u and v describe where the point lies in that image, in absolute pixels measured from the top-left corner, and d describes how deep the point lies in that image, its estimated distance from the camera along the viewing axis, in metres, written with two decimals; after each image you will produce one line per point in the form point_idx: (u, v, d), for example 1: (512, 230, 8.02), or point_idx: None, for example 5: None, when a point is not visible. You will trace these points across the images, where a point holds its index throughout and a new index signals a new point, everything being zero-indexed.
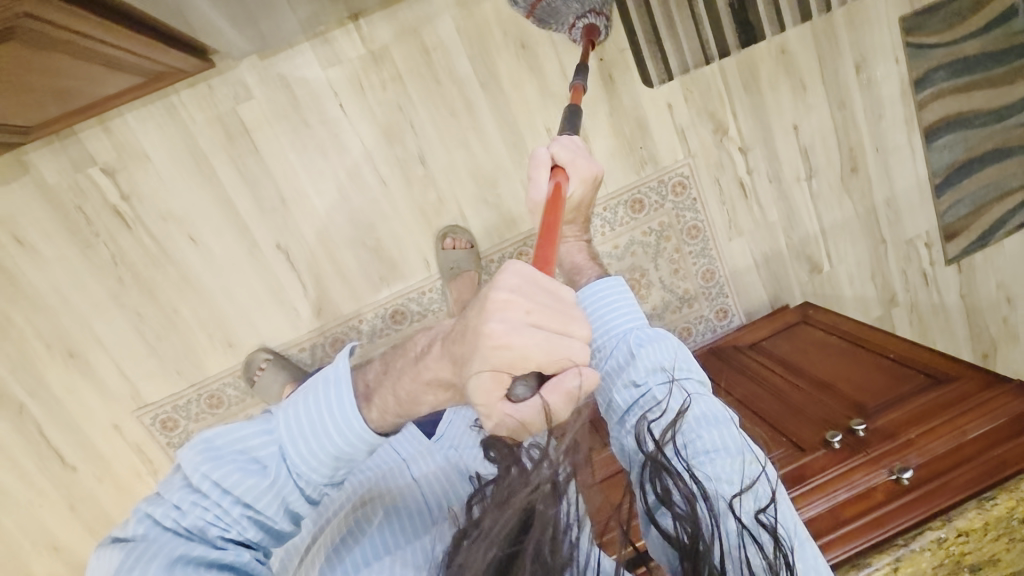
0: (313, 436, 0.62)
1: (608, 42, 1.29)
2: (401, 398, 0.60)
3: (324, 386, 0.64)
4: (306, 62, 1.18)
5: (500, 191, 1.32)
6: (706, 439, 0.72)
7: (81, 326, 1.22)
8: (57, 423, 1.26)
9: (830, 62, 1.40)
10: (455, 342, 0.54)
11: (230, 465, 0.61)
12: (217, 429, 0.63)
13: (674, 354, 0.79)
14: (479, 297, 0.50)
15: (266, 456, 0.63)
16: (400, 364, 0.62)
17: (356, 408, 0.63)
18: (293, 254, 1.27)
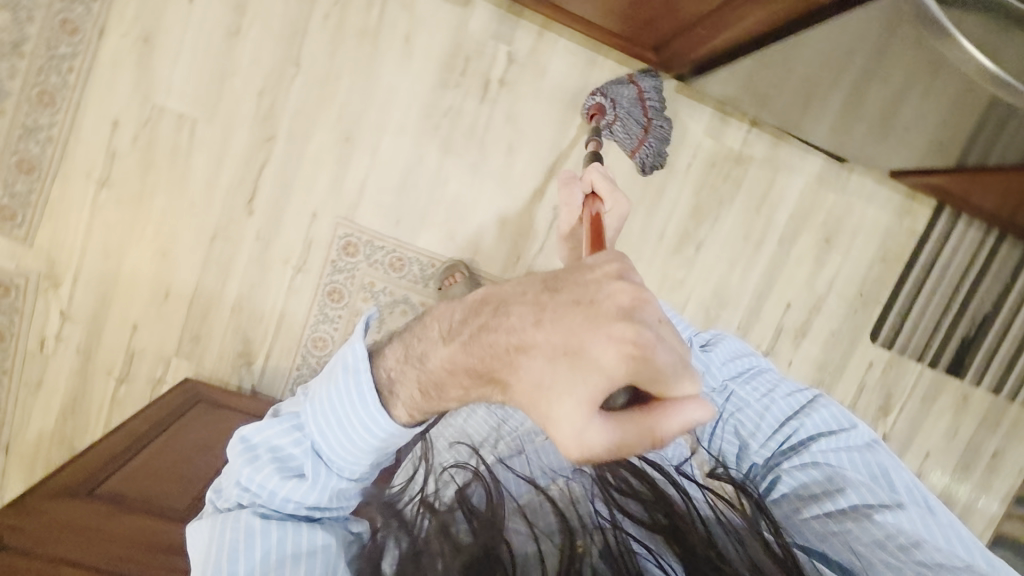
0: (337, 424, 0.69)
1: (874, 288, 1.48)
2: (426, 383, 0.62)
3: (341, 374, 0.69)
4: (698, 118, 1.34)
5: (721, 314, 1.45)
6: (805, 419, 0.75)
7: (376, 127, 1.27)
8: (281, 173, 1.28)
9: (982, 435, 1.61)
10: (505, 329, 0.52)
11: (266, 467, 0.70)
12: (251, 426, 0.73)
13: (737, 368, 0.83)
14: (578, 299, 0.49)
15: (299, 456, 0.72)
16: (419, 347, 0.63)
17: (370, 398, 0.67)
18: (558, 222, 1.35)
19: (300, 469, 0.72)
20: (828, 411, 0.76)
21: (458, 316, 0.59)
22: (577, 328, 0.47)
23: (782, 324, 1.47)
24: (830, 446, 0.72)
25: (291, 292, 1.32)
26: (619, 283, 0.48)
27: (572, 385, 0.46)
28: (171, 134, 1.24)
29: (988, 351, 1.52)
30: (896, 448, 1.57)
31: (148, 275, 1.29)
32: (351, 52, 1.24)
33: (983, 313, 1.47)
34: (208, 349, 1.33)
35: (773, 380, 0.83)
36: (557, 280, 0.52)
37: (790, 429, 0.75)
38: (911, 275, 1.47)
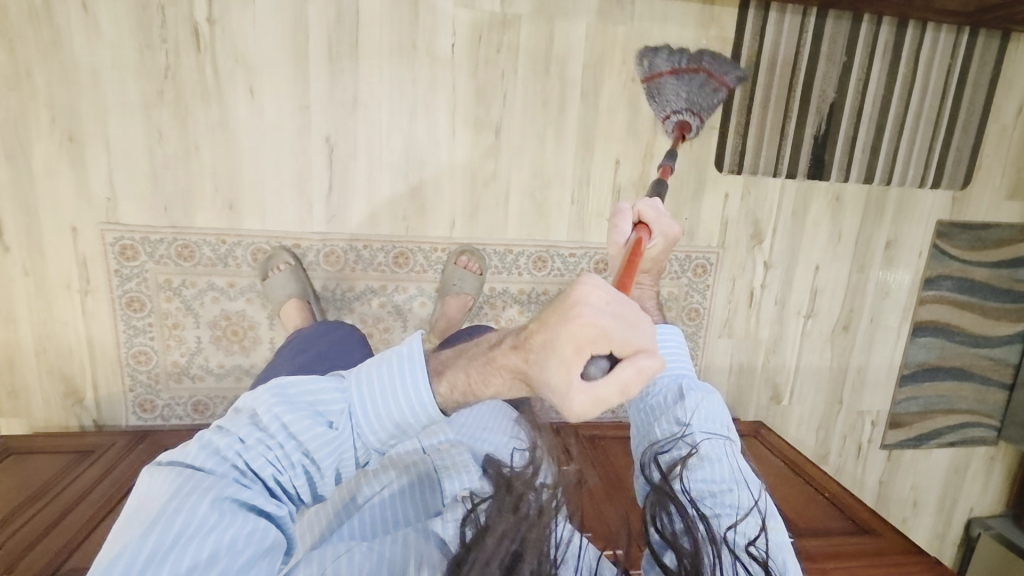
0: (382, 400, 0.61)
1: None
2: (474, 378, 0.58)
3: (394, 357, 0.62)
4: None
5: (549, 194, 1.34)
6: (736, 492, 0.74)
7: (96, 113, 1.14)
8: (18, 196, 1.16)
9: (866, 231, 1.52)
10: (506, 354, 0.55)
11: (301, 413, 0.59)
12: (292, 378, 0.61)
13: (711, 414, 0.82)
14: (555, 309, 0.51)
15: (331, 407, 0.62)
16: (473, 351, 0.60)
17: (426, 382, 0.61)
18: (337, 153, 1.24)
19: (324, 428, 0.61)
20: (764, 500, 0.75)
21: (507, 340, 0.56)
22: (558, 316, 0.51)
23: (619, 184, 1.36)
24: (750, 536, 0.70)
25: (89, 317, 1.24)
26: (579, 282, 0.52)
27: (562, 374, 0.49)
28: None
29: (848, 138, 1.42)
30: (781, 272, 1.49)
31: None
32: (31, 39, 1.09)
33: (829, 104, 1.39)
34: (33, 401, 1.27)
35: (723, 449, 0.78)
36: (547, 297, 0.54)
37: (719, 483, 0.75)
38: (738, 88, 1.34)
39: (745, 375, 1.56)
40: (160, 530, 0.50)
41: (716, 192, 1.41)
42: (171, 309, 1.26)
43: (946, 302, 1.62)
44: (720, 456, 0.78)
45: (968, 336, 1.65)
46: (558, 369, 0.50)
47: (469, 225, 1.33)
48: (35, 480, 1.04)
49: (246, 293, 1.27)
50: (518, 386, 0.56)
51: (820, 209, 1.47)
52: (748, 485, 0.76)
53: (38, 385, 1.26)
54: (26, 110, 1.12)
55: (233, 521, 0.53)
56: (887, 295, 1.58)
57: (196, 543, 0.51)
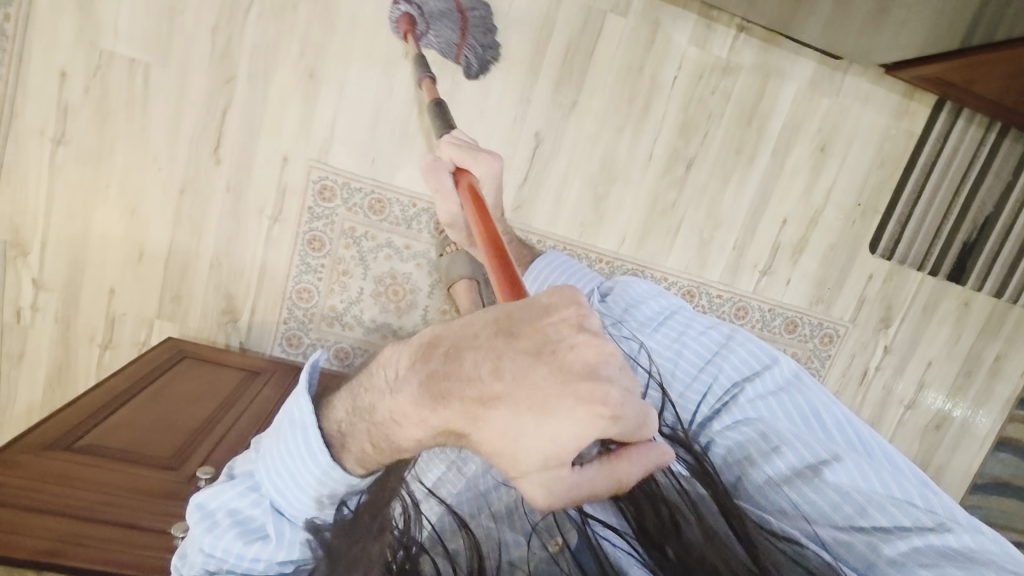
0: (285, 475, 0.65)
1: (872, 198, 1.43)
2: (376, 433, 0.58)
3: (290, 431, 0.65)
4: (684, 27, 1.26)
5: (715, 235, 1.40)
6: (731, 366, 0.82)
7: (342, 59, 1.19)
8: (247, 116, 1.20)
9: (981, 340, 1.59)
10: (462, 377, 0.50)
11: (228, 532, 0.66)
12: (206, 491, 0.69)
13: (664, 328, 0.91)
14: (551, 346, 0.48)
15: (259, 515, 0.67)
16: (367, 400, 0.58)
17: (321, 446, 0.62)
18: (541, 149, 1.29)
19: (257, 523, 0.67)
20: (753, 354, 0.82)
21: (421, 374, 0.53)
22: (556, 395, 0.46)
23: (778, 242, 1.43)
24: (760, 394, 0.76)
25: (270, 244, 1.28)
26: (574, 339, 0.47)
27: (537, 439, 0.47)
28: (126, 81, 1.16)
29: (992, 252, 1.50)
30: (896, 359, 1.56)
31: (120, 234, 1.24)
32: None
33: (985, 216, 1.47)
34: (192, 310, 1.29)
35: (688, 321, 0.92)
36: (513, 320, 0.49)
37: (711, 377, 0.81)
38: (910, 181, 1.42)
39: None
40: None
41: (861, 270, 1.48)
42: (347, 255, 1.30)
43: None
44: (704, 350, 0.86)
45: None
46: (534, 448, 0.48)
47: (636, 245, 1.38)
48: (222, 389, 1.06)
49: (417, 257, 1.32)
50: (440, 443, 0.54)
51: (947, 309, 1.55)
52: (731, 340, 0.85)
53: (201, 295, 1.29)
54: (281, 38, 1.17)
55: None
56: (983, 405, 1.65)
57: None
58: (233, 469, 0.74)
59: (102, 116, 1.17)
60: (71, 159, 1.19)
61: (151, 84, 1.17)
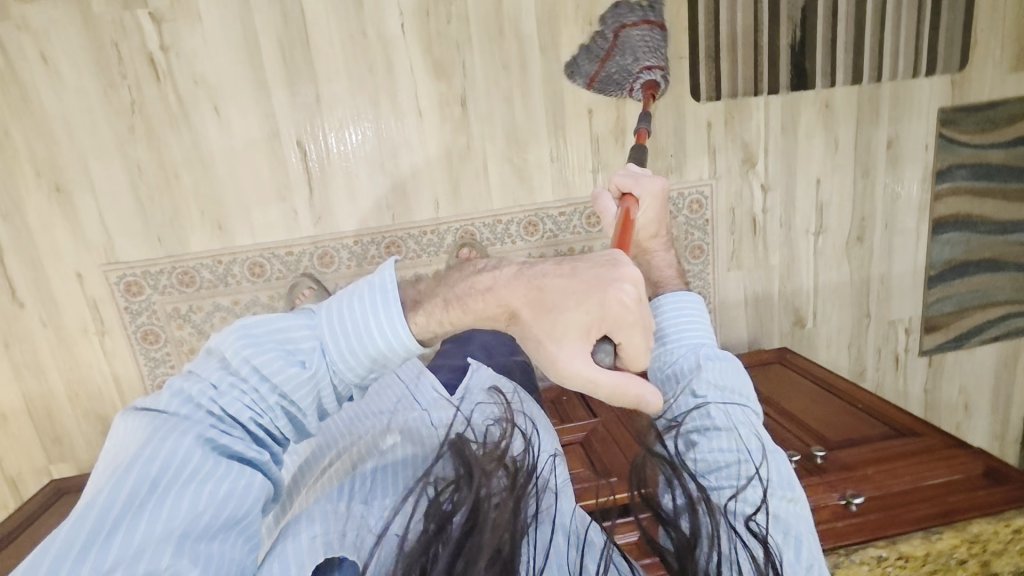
0: (355, 337, 0.63)
1: (670, 46, 1.32)
2: (452, 310, 0.62)
3: (367, 293, 0.64)
4: None
5: (527, 156, 1.32)
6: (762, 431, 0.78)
7: (77, 161, 1.18)
8: (22, 252, 1.21)
9: (863, 134, 1.46)
10: (546, 272, 0.61)
11: (268, 353, 0.60)
12: (258, 318, 0.63)
13: (737, 390, 0.81)
14: (603, 262, 0.61)
15: (299, 356, 0.62)
16: (451, 279, 0.65)
17: (401, 315, 0.63)
18: (311, 155, 1.25)
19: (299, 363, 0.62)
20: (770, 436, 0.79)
21: (514, 267, 0.63)
22: (596, 280, 0.58)
23: (596, 133, 1.34)
24: (760, 490, 0.71)
25: (111, 356, 1.29)
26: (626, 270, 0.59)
27: (576, 310, 0.58)
28: None
29: (827, 40, 1.36)
30: (780, 191, 1.45)
31: None
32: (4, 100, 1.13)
33: (799, 9, 1.33)
34: (76, 444, 1.33)
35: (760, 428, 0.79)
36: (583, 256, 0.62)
37: (748, 454, 0.75)
38: (700, 11, 1.30)
39: (764, 303, 1.52)
40: (132, 479, 0.52)
41: (697, 123, 1.37)
42: (185, 336, 1.30)
43: (964, 192, 1.54)
44: (748, 423, 0.78)
45: (995, 223, 1.56)
46: (566, 327, 0.58)
47: (453, 202, 1.32)
48: None
49: (251, 307, 1.31)
50: (483, 323, 0.62)
51: (809, 119, 1.42)
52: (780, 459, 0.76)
53: (77, 427, 1.32)
54: (12, 169, 1.17)
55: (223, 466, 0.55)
56: (900, 195, 1.51)
57: (175, 495, 0.52)
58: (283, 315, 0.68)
59: None
60: None
61: None
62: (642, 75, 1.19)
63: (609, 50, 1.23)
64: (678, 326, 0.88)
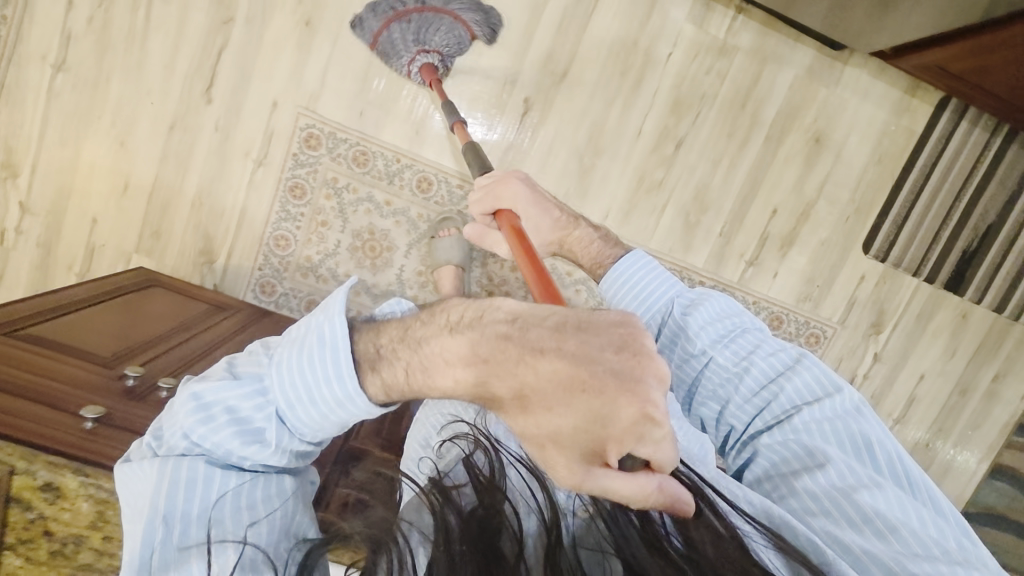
0: (297, 372, 0.61)
1: (867, 196, 1.40)
2: (417, 373, 0.57)
3: (315, 347, 0.60)
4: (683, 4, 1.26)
5: (701, 219, 1.37)
6: (784, 387, 0.73)
7: (337, 9, 1.21)
8: (241, 57, 1.22)
9: (978, 357, 1.52)
10: (525, 342, 0.52)
11: (226, 429, 0.61)
12: (205, 385, 0.62)
13: (721, 326, 0.81)
14: (621, 348, 0.49)
15: (256, 417, 0.62)
16: (420, 333, 0.58)
17: (351, 375, 0.60)
18: (529, 116, 1.29)
19: (255, 424, 0.62)
20: (817, 372, 0.74)
21: (500, 328, 0.54)
22: (611, 381, 0.48)
23: (767, 232, 1.40)
24: (817, 419, 0.70)
25: (253, 187, 1.28)
26: (644, 347, 0.49)
27: (568, 415, 0.49)
28: (129, 13, 1.19)
29: (994, 263, 1.44)
30: (886, 367, 1.50)
31: (108, 164, 1.26)
32: None
33: (986, 225, 1.42)
34: (170, 247, 1.30)
35: (757, 339, 0.80)
36: (593, 321, 0.52)
37: (771, 393, 0.74)
38: (908, 181, 1.38)
39: None
40: (168, 514, 0.58)
41: (853, 272, 1.44)
42: (329, 207, 1.30)
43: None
44: (762, 361, 0.77)
45: None
46: (598, 422, 0.48)
47: (620, 222, 1.36)
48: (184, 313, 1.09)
49: (397, 214, 1.32)
50: (469, 397, 0.56)
51: (943, 320, 1.49)
52: (802, 363, 0.76)
53: (182, 233, 1.30)
54: None
55: (242, 488, 0.61)
56: (979, 427, 1.57)
57: (220, 516, 0.59)
58: (235, 364, 0.67)
59: (102, 46, 1.20)
60: (67, 84, 1.22)
61: (152, 20, 1.20)
62: (415, 60, 1.16)
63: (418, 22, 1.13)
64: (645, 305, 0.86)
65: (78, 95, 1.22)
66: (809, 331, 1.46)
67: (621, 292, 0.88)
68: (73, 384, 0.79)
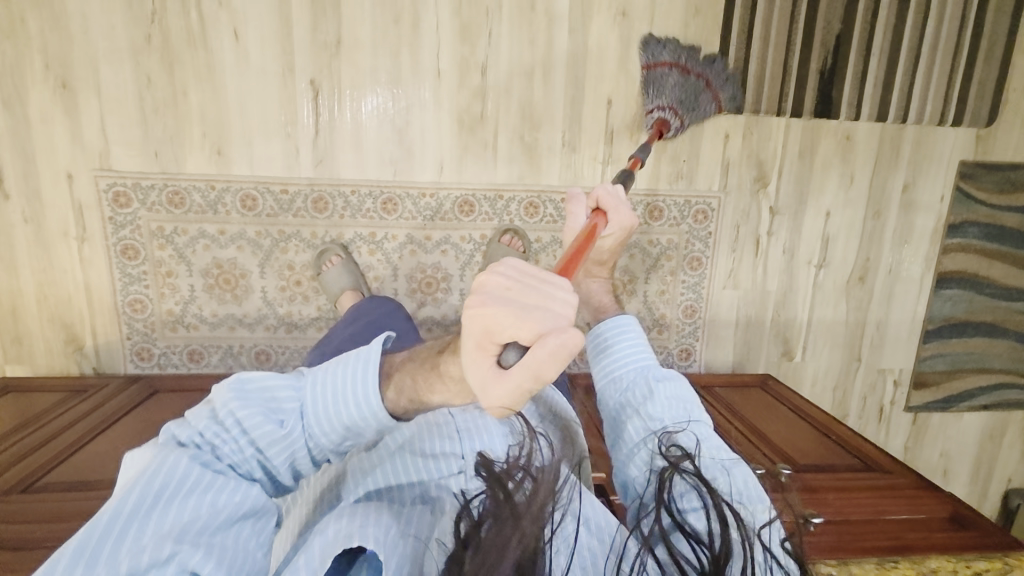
0: (333, 400, 0.63)
1: (699, 53, 1.31)
2: (421, 387, 0.61)
3: (353, 362, 0.64)
4: None
5: (538, 136, 1.31)
6: (733, 477, 0.71)
7: (87, 62, 1.17)
8: (17, 142, 1.19)
9: (881, 173, 1.43)
10: (476, 344, 0.54)
11: (255, 408, 0.61)
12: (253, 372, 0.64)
13: (687, 401, 0.81)
14: (483, 280, 0.50)
15: (283, 409, 0.64)
16: (424, 359, 0.62)
17: (377, 386, 0.63)
18: (323, 97, 1.24)
19: (280, 420, 0.63)
20: (755, 483, 0.73)
21: (463, 363, 0.56)
22: (472, 299, 0.48)
23: (611, 126, 1.32)
24: (745, 490, 0.70)
25: (87, 263, 1.26)
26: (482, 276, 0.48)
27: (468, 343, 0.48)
28: None
29: (858, 72, 1.34)
30: (787, 217, 1.42)
31: None
32: None
33: (835, 36, 1.32)
34: (36, 347, 1.30)
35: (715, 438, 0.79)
36: (484, 280, 0.51)
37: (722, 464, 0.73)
38: (735, 21, 1.29)
39: (756, 328, 1.49)
40: (136, 490, 0.54)
41: (715, 133, 1.35)
42: (166, 256, 1.27)
43: (973, 252, 1.51)
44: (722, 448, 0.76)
45: (1001, 286, 1.53)
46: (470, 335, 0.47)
47: (457, 169, 1.31)
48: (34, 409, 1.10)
49: (236, 240, 1.29)
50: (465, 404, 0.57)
51: (830, 149, 1.40)
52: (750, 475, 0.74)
53: (41, 330, 1.29)
54: (20, 57, 1.15)
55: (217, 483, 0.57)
56: (909, 242, 1.49)
57: (179, 504, 0.55)
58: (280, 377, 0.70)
59: None
60: None
61: None
62: (659, 110, 1.23)
63: (676, 67, 1.23)
64: (628, 357, 0.88)
65: None
66: (694, 208, 1.39)
67: (609, 342, 0.89)
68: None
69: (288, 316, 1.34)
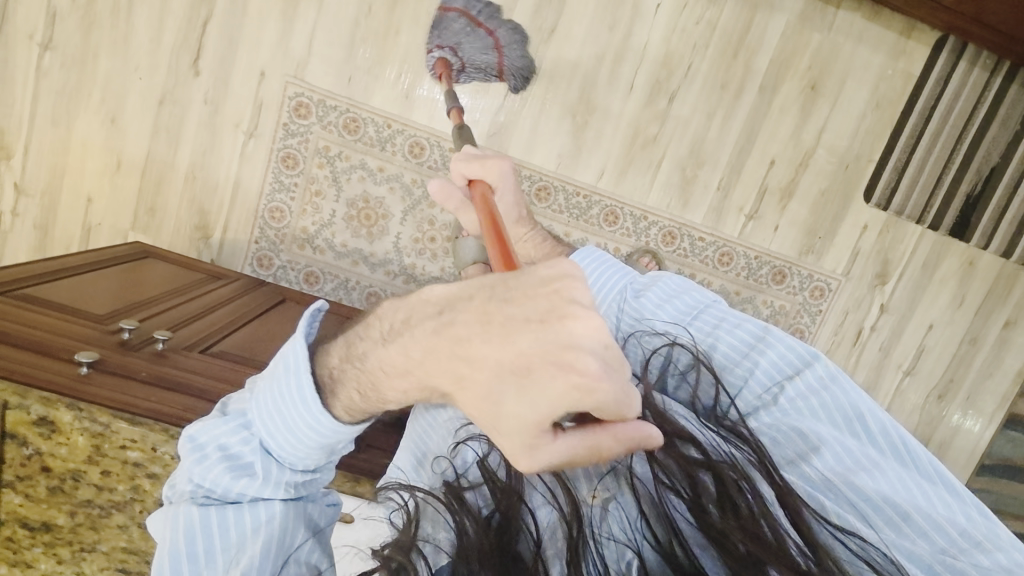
0: (279, 416, 0.60)
1: (866, 144, 1.38)
2: (367, 383, 0.54)
3: (283, 373, 0.59)
4: None
5: (698, 173, 1.36)
6: (756, 363, 0.64)
7: None
8: (227, 27, 1.22)
9: (989, 304, 1.50)
10: (469, 353, 0.44)
11: (216, 465, 0.59)
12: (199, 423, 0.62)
13: (677, 307, 0.72)
14: (546, 313, 0.41)
15: (248, 452, 0.61)
16: (362, 347, 0.54)
17: (317, 398, 0.58)
18: None
19: (249, 462, 0.61)
20: (788, 347, 0.64)
21: (430, 326, 0.47)
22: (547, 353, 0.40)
23: (765, 184, 1.38)
24: (793, 391, 0.61)
25: (246, 159, 1.28)
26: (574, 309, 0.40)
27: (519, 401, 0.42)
28: None
29: (999, 205, 1.41)
30: (893, 318, 1.48)
31: (100, 142, 1.26)
32: None
33: (990, 167, 1.39)
34: (167, 224, 1.31)
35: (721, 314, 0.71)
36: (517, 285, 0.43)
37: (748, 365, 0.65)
38: (908, 126, 1.36)
39: None
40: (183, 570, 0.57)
41: (855, 221, 1.41)
42: (321, 176, 1.29)
43: None
44: (742, 339, 0.67)
45: None
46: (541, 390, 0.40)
47: (615, 180, 1.35)
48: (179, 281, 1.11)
49: (391, 181, 1.31)
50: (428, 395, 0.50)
51: (950, 267, 1.47)
52: (771, 338, 0.66)
53: (178, 208, 1.30)
54: None
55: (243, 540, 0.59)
56: (993, 376, 1.54)
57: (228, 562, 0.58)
58: (227, 405, 0.67)
59: (87, 23, 1.20)
60: (57, 63, 1.22)
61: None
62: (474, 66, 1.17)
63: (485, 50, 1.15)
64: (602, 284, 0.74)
65: (68, 74, 1.23)
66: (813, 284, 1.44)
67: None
68: (63, 334, 0.77)
69: (411, 268, 1.36)
